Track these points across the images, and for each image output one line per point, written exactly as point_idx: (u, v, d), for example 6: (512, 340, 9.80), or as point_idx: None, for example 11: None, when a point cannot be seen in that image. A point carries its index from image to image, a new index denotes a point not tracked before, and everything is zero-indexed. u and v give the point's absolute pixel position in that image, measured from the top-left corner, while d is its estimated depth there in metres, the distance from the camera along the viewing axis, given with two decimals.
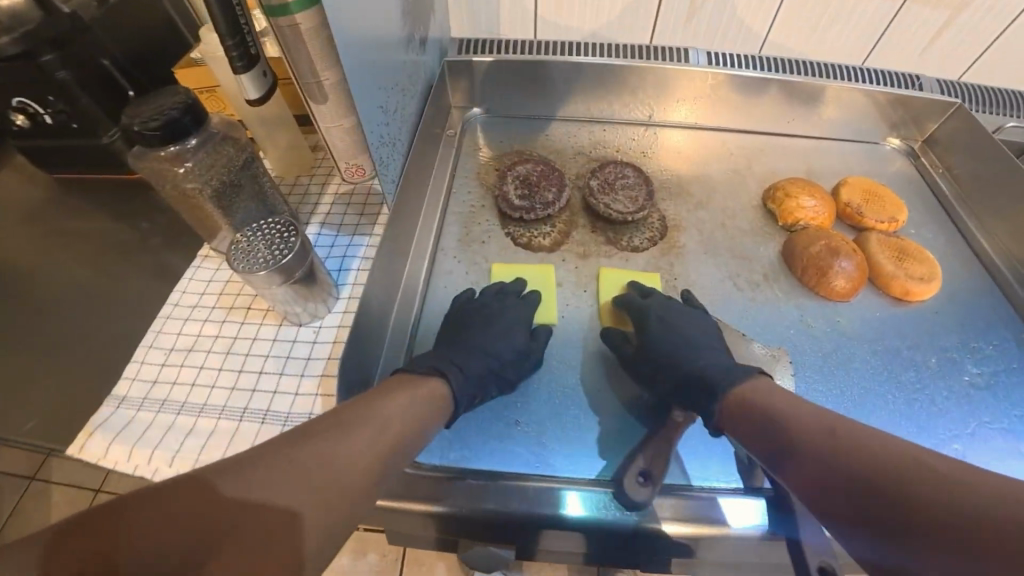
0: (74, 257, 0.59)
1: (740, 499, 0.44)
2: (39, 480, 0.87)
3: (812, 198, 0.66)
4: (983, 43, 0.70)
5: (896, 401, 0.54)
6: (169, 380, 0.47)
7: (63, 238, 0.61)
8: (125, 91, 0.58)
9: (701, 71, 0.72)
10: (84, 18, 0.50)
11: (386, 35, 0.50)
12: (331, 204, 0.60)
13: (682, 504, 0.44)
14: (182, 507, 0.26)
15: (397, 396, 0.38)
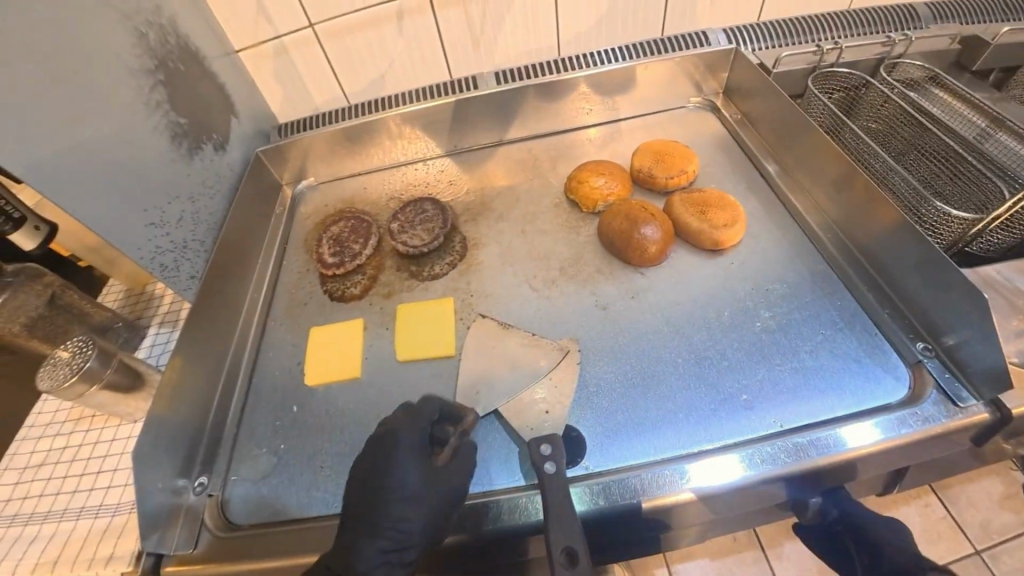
0: None
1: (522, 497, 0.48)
2: None
3: (603, 176, 0.69)
4: None
5: (683, 366, 0.55)
6: (20, 497, 0.54)
7: None
8: None
9: (491, 90, 0.76)
10: None
11: (147, 159, 0.58)
12: (167, 307, 0.67)
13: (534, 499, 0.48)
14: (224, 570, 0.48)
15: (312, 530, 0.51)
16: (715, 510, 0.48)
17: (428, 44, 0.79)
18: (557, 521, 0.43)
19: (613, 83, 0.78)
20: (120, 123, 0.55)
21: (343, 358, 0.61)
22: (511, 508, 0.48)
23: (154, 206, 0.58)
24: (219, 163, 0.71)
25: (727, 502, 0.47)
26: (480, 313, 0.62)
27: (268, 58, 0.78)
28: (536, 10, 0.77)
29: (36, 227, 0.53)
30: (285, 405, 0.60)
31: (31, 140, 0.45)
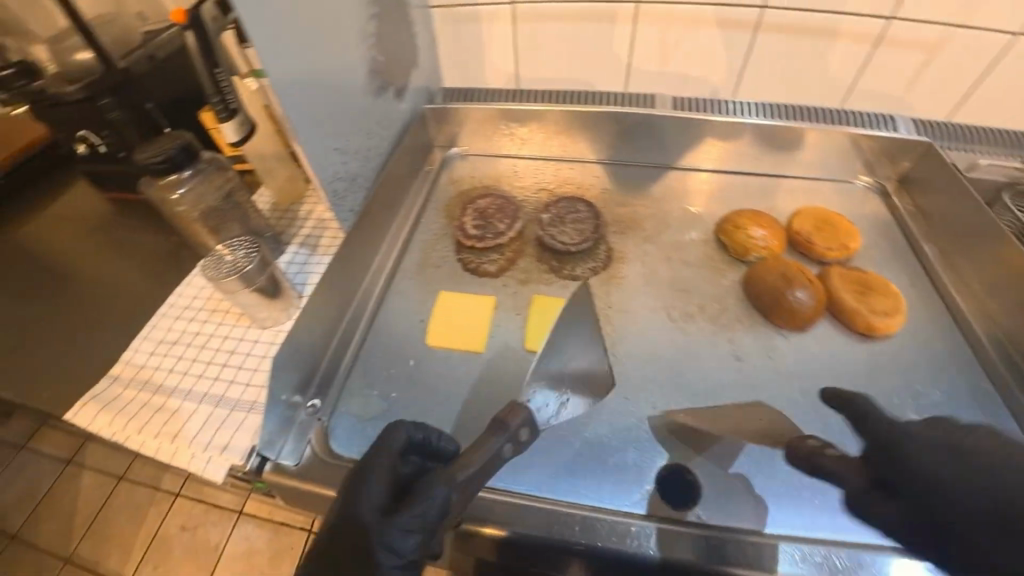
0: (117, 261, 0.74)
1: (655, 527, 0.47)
2: (77, 471, 1.11)
3: (761, 227, 0.67)
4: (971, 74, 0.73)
5: (757, 448, 0.52)
6: (152, 366, 0.58)
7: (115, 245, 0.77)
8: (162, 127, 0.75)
9: (666, 114, 0.76)
10: (135, 71, 0.68)
11: (351, 87, 0.60)
12: (310, 229, 0.70)
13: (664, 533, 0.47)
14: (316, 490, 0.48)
15: None
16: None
17: (616, 53, 0.82)
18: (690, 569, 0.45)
19: (791, 142, 0.76)
20: (342, 48, 0.57)
21: (467, 329, 0.61)
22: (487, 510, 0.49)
23: (345, 134, 0.60)
24: (398, 109, 0.72)
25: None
26: (613, 328, 0.62)
27: None
28: (730, 48, 0.78)
29: (244, 124, 0.57)
30: (402, 357, 0.60)
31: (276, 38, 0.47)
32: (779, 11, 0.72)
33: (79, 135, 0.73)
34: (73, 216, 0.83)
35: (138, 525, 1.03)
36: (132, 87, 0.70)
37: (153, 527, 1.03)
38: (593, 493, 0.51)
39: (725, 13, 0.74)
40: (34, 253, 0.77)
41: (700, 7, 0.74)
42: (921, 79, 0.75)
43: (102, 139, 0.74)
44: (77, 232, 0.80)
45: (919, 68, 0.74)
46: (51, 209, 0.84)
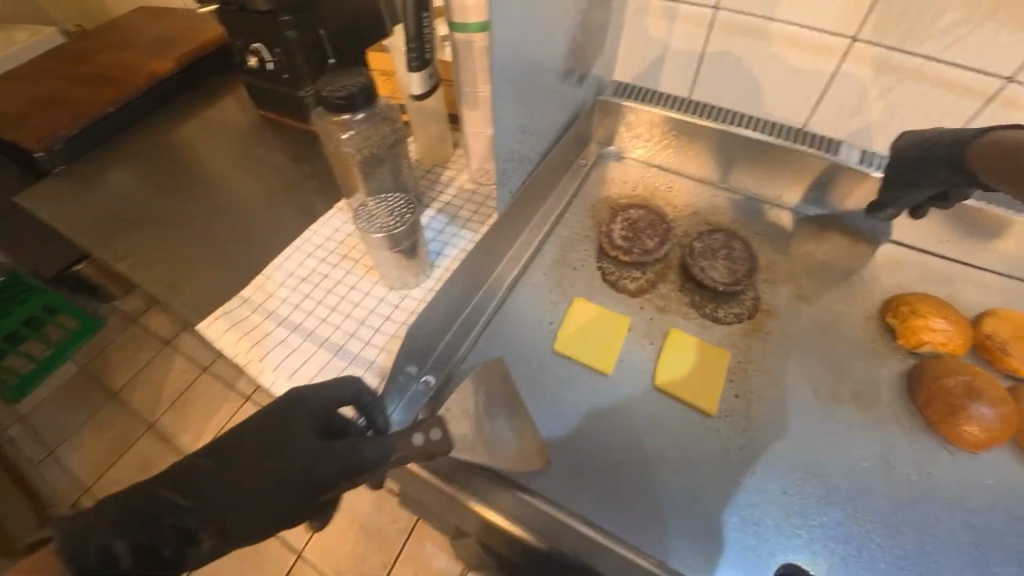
0: (261, 180, 0.75)
1: None
2: (205, 372, 1.32)
3: (944, 320, 0.59)
4: None
5: (688, 516, 0.48)
6: (281, 296, 0.58)
7: (259, 163, 0.78)
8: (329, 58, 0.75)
9: (852, 167, 0.67)
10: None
11: (542, 63, 0.56)
12: (452, 196, 0.68)
13: None
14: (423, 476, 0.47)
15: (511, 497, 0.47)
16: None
17: (814, 84, 0.74)
18: None
19: (1000, 232, 0.65)
20: (548, 22, 0.53)
21: (599, 346, 0.58)
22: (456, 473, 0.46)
23: (524, 111, 0.56)
24: (573, 94, 0.68)
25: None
26: (753, 386, 0.57)
27: (652, 17, 0.77)
28: (947, 110, 0.69)
29: (430, 77, 0.55)
30: (525, 357, 0.58)
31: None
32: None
33: (253, 47, 0.74)
34: (227, 125, 0.86)
35: (212, 417, 1.24)
36: (314, 10, 0.70)
37: (223, 420, 1.24)
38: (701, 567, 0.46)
39: (958, 73, 0.65)
40: (189, 152, 0.80)
41: (930, 61, 0.65)
42: None
43: (272, 57, 0.75)
44: (228, 141, 0.82)
45: None
46: (210, 113, 0.87)
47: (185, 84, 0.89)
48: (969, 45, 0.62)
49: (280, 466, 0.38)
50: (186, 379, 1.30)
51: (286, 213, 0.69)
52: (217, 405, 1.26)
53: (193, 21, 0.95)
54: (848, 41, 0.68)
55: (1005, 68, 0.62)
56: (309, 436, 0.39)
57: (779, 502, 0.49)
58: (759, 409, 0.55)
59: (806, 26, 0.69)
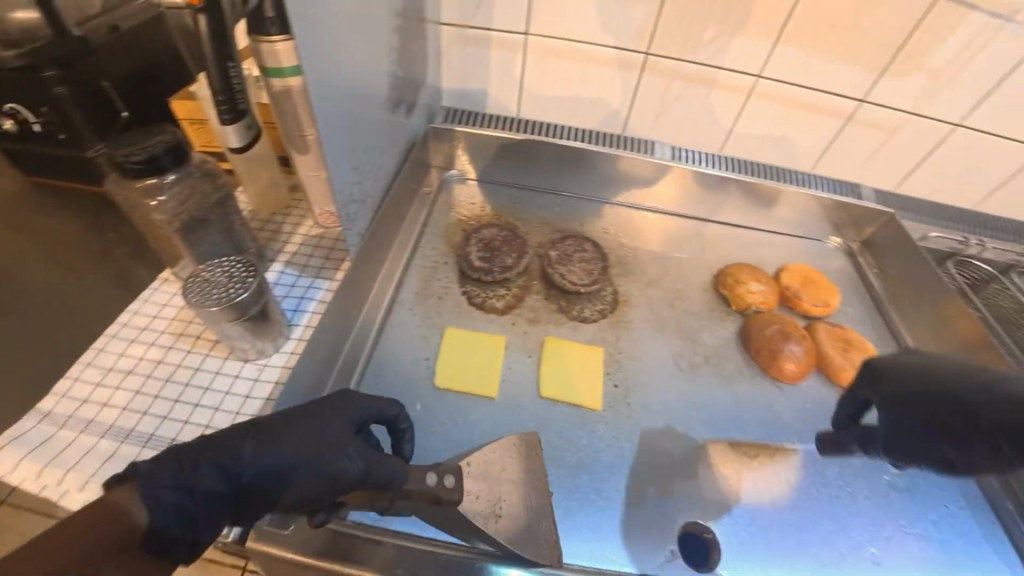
0: (48, 261, 0.62)
1: None
2: None
3: (758, 283, 0.71)
4: (921, 154, 0.83)
5: (592, 505, 0.51)
6: (100, 400, 0.49)
7: (41, 241, 0.65)
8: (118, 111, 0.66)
9: (666, 162, 0.80)
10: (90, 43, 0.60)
11: (367, 101, 0.55)
12: (300, 245, 0.63)
13: None
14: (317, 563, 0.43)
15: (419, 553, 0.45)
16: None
17: (620, 94, 0.84)
18: None
19: (774, 200, 0.83)
20: (367, 60, 0.53)
21: (481, 370, 0.58)
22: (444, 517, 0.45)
23: (359, 150, 0.55)
24: (406, 125, 0.68)
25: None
26: (625, 373, 0.62)
27: (468, 43, 0.80)
28: (722, 106, 0.83)
29: (249, 129, 0.49)
30: (411, 398, 0.56)
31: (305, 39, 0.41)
32: (771, 82, 0.78)
33: (8, 107, 0.62)
34: None
35: None
36: (83, 60, 0.60)
37: None
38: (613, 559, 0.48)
39: (724, 75, 0.79)
40: None
41: (704, 67, 0.78)
42: (880, 155, 0.84)
43: (37, 116, 0.62)
44: None
45: (880, 145, 0.83)
46: None
47: None
48: (726, 52, 0.76)
49: (300, 461, 0.38)
50: None
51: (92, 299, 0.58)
52: None
53: None
54: (641, 56, 0.78)
55: (755, 67, 0.77)
56: (348, 436, 0.40)
57: (666, 472, 0.55)
58: (633, 393, 0.60)
59: (605, 45, 0.78)
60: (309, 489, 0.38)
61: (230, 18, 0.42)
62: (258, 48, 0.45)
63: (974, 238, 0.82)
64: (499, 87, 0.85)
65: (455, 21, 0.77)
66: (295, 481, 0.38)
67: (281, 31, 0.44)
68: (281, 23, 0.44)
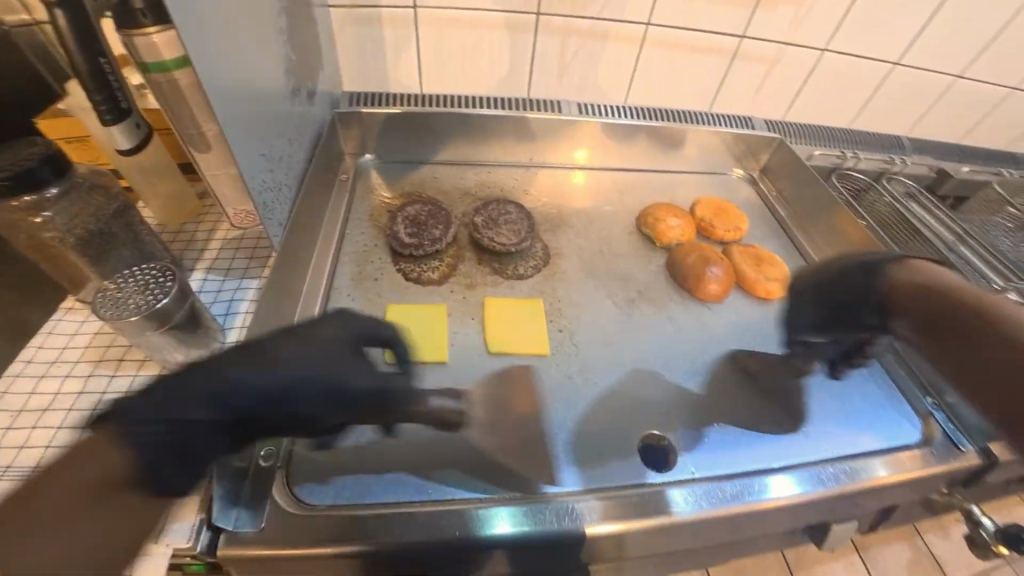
0: None
1: (657, 494, 0.50)
2: None
3: (674, 217, 0.76)
4: (799, 80, 0.91)
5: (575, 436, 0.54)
6: (15, 444, 0.45)
7: None
8: None
9: (573, 119, 0.83)
10: None
11: (265, 88, 0.53)
12: (218, 249, 0.61)
13: (620, 504, 0.48)
14: (291, 548, 0.42)
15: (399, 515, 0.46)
16: (779, 522, 0.52)
17: (519, 58, 0.86)
18: (649, 525, 0.47)
19: (680, 141, 0.88)
20: (259, 47, 0.51)
21: (428, 340, 0.59)
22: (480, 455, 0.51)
23: (264, 138, 0.53)
24: (308, 111, 0.66)
25: (782, 516, 0.52)
26: (567, 318, 0.65)
27: (360, 23, 0.79)
28: (618, 57, 0.87)
29: (137, 127, 0.47)
30: None
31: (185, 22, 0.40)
32: (659, 29, 0.83)
33: None
34: None
35: None
36: None
37: None
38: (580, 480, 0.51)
39: (614, 28, 0.83)
40: None
41: (596, 22, 0.81)
42: (764, 86, 0.92)
43: None
44: None
45: (763, 76, 0.90)
46: None
47: None
48: (614, 4, 0.79)
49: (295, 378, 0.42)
50: None
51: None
52: None
53: None
54: (534, 17, 0.80)
55: (643, 16, 0.81)
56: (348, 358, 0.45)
57: (618, 398, 0.59)
58: (577, 334, 0.64)
59: (499, 11, 0.79)
60: (314, 409, 0.43)
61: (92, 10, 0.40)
62: (130, 42, 0.42)
63: (851, 150, 0.92)
64: (400, 65, 0.85)
65: (342, 2, 0.76)
66: (306, 404, 0.42)
67: (155, 23, 0.42)
68: (154, 12, 0.41)
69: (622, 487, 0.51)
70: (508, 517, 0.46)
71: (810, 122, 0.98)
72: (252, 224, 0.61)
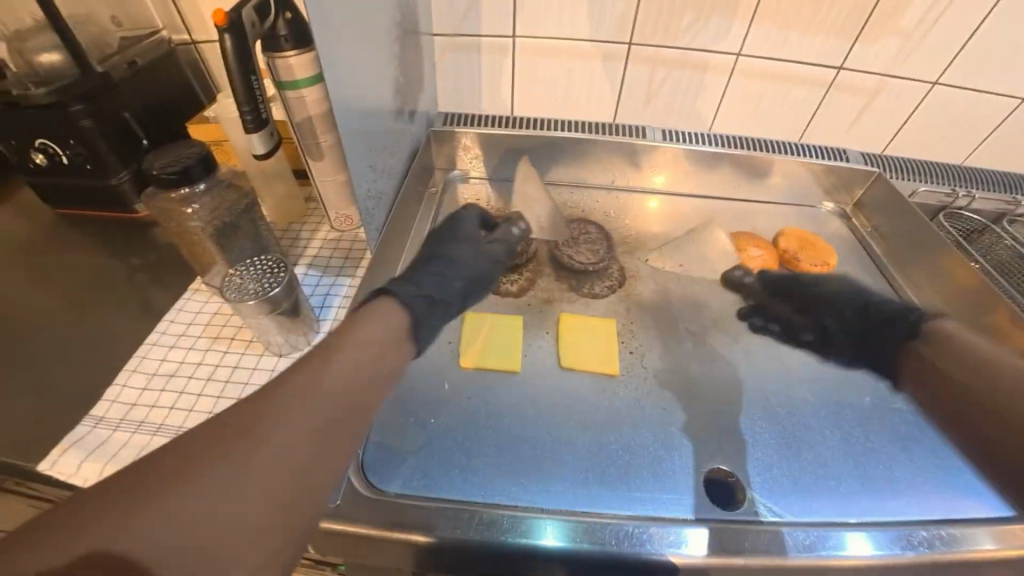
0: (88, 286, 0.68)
1: (698, 527, 0.47)
2: None
3: (756, 248, 0.75)
4: (903, 116, 0.86)
5: (647, 461, 0.53)
6: (148, 403, 0.53)
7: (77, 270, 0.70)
8: (138, 139, 0.72)
9: (657, 145, 0.84)
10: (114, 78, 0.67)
11: (377, 106, 0.59)
12: (319, 249, 0.67)
13: (667, 533, 0.46)
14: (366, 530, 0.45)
15: (461, 515, 0.47)
16: None
17: (609, 85, 0.88)
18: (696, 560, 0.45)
19: (766, 170, 0.86)
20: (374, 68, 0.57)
21: (502, 350, 0.62)
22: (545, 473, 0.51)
23: (372, 151, 0.59)
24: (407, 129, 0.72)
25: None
26: (638, 340, 0.65)
27: (461, 51, 0.85)
28: (707, 86, 0.87)
29: (271, 135, 0.54)
30: (438, 379, 0.59)
31: (326, 46, 0.47)
32: (751, 59, 0.82)
33: (38, 143, 0.67)
34: (17, 237, 0.76)
35: None
36: (108, 94, 0.67)
37: None
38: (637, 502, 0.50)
39: (706, 58, 0.83)
40: None
41: (686, 51, 0.82)
42: (862, 120, 0.88)
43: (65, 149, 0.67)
44: (29, 256, 0.73)
45: (861, 108, 0.86)
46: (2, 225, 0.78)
47: None
48: (706, 34, 0.80)
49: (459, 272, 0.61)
50: None
51: (128, 315, 0.63)
52: None
53: None
54: (624, 46, 0.83)
55: (735, 47, 0.81)
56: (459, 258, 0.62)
57: (692, 428, 0.57)
58: (646, 355, 0.63)
59: (590, 39, 0.82)
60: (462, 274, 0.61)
61: (250, 35, 0.46)
62: (274, 64, 0.50)
63: (964, 188, 0.85)
64: (492, 91, 0.90)
65: (446, 31, 0.83)
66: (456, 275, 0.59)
67: (293, 47, 0.49)
68: (294, 38, 0.48)
69: (677, 518, 0.49)
70: (551, 530, 0.46)
71: (914, 157, 0.92)
72: (351, 228, 0.67)
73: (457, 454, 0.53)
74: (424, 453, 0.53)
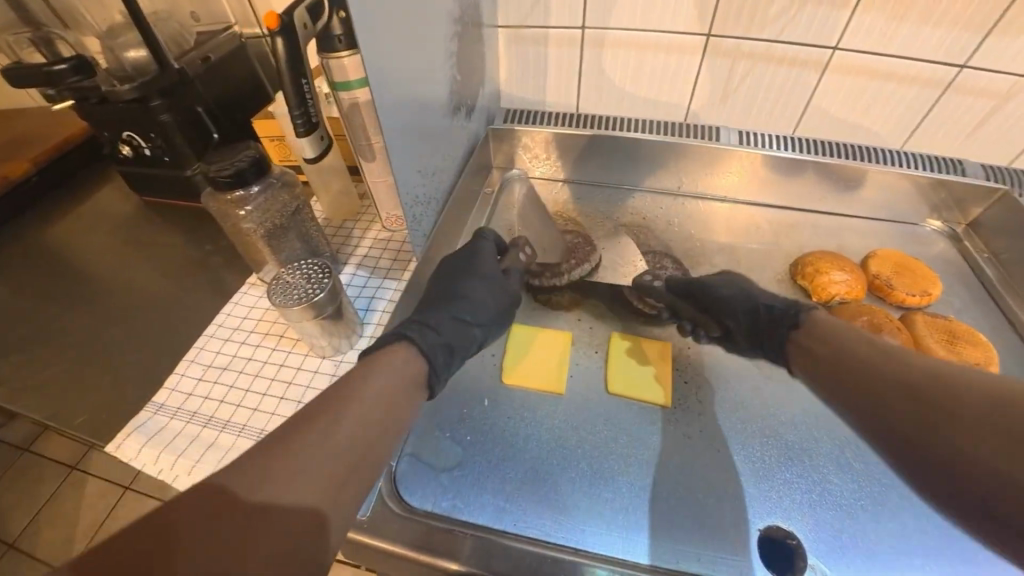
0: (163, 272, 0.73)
1: None
2: (78, 470, 1.08)
3: (842, 272, 0.66)
4: None
5: (696, 508, 0.49)
6: (201, 394, 0.55)
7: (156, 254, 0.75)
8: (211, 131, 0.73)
9: (728, 148, 0.76)
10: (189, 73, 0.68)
11: (432, 108, 0.57)
12: (369, 248, 0.67)
13: None
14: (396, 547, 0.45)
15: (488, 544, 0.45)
16: None
17: (684, 81, 0.81)
18: None
19: (859, 181, 0.76)
20: (428, 68, 0.54)
21: (545, 368, 0.59)
22: (576, 506, 0.48)
23: (424, 156, 0.57)
24: (464, 129, 0.70)
25: None
26: (694, 367, 0.60)
27: (527, 43, 0.81)
28: (796, 84, 0.78)
29: (320, 139, 0.53)
30: (478, 395, 0.57)
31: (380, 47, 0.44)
32: (851, 53, 0.72)
33: (124, 135, 0.70)
34: (106, 218, 0.83)
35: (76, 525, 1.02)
36: (182, 89, 0.67)
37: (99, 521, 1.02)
38: (672, 555, 0.46)
39: (798, 52, 0.74)
40: (82, 253, 0.77)
41: (775, 43, 0.73)
42: (985, 127, 0.75)
43: (147, 142, 0.71)
44: (115, 240, 0.79)
45: (987, 113, 0.73)
46: (94, 207, 0.85)
47: (44, 183, 0.85)
48: (800, 24, 0.71)
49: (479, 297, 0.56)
50: (50, 486, 1.05)
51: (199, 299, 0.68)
52: (90, 499, 1.04)
53: (57, 117, 0.92)
54: (703, 38, 0.75)
55: (833, 40, 0.71)
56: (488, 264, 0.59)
57: (749, 475, 0.51)
58: (700, 386, 0.58)
59: (665, 31, 0.75)
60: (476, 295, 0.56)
61: (301, 37, 0.45)
62: (327, 64, 0.49)
63: None
64: (557, 85, 0.86)
65: (511, 23, 0.79)
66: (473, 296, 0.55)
67: (348, 48, 0.48)
68: (348, 39, 0.47)
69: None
70: None
71: None
72: (400, 229, 0.66)
73: (489, 475, 0.51)
74: (455, 472, 0.51)
